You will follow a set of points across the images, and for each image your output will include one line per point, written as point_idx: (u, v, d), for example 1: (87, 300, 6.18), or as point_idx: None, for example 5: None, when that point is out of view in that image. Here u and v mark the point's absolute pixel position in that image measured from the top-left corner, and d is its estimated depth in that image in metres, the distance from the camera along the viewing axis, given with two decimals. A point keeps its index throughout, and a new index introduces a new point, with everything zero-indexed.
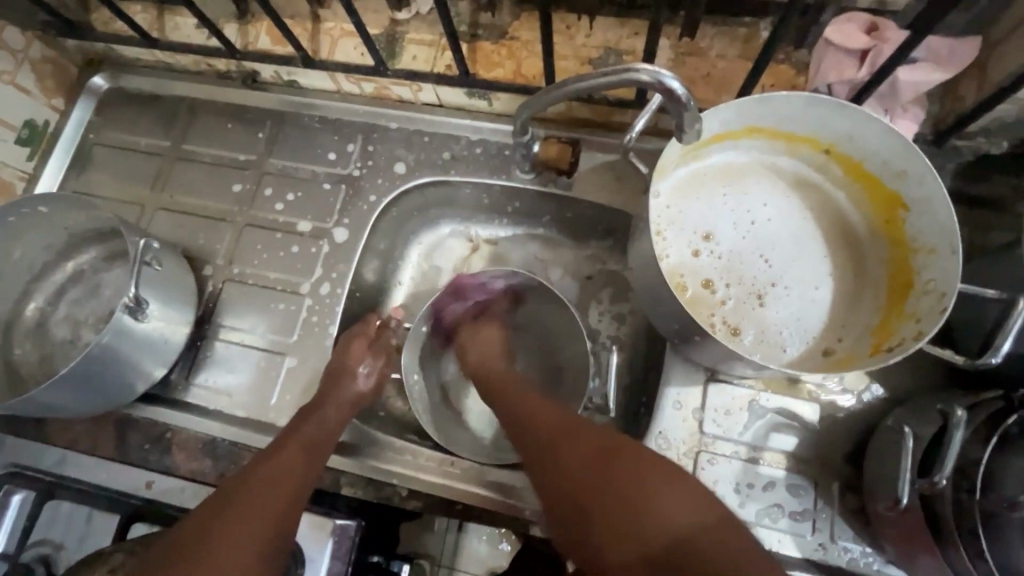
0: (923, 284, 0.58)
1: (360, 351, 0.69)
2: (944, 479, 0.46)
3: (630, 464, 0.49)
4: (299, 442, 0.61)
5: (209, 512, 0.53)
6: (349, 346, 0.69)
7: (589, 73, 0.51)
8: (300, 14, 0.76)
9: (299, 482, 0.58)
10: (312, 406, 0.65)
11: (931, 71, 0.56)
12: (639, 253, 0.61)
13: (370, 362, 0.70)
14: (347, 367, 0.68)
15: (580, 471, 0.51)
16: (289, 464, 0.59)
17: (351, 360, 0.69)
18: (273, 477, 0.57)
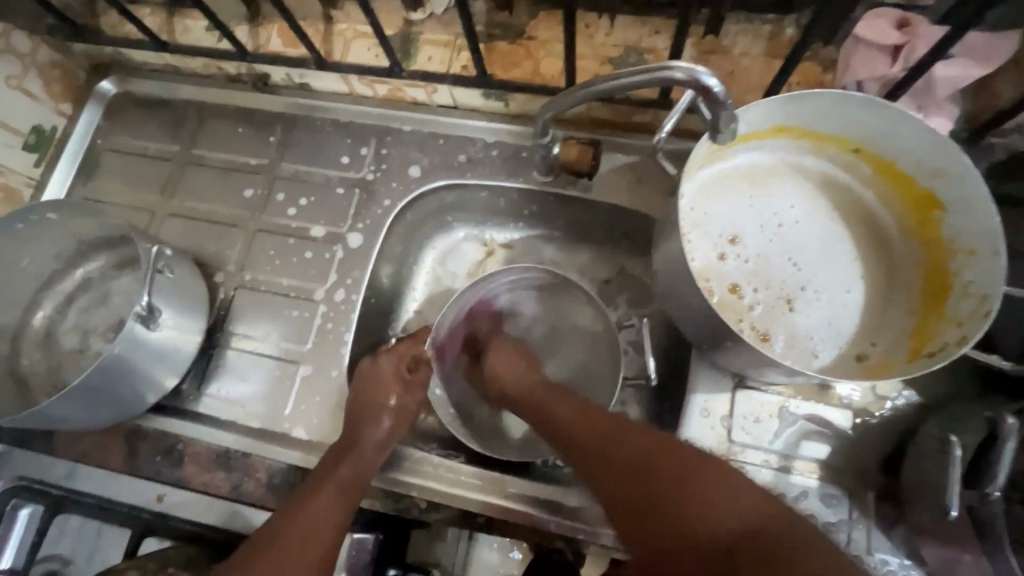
0: (962, 287, 0.56)
1: (391, 383, 0.66)
2: (998, 490, 0.45)
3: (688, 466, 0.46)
4: (335, 484, 0.59)
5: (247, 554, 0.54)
6: (380, 378, 0.66)
7: (618, 71, 0.50)
8: (313, 15, 0.74)
9: (334, 528, 0.57)
10: (348, 443, 0.62)
11: (967, 67, 0.54)
12: (667, 256, 0.59)
13: (401, 395, 0.66)
14: (379, 403, 0.64)
15: (630, 478, 0.48)
16: (324, 510, 0.57)
17: (381, 393, 0.65)
18: (308, 525, 0.56)
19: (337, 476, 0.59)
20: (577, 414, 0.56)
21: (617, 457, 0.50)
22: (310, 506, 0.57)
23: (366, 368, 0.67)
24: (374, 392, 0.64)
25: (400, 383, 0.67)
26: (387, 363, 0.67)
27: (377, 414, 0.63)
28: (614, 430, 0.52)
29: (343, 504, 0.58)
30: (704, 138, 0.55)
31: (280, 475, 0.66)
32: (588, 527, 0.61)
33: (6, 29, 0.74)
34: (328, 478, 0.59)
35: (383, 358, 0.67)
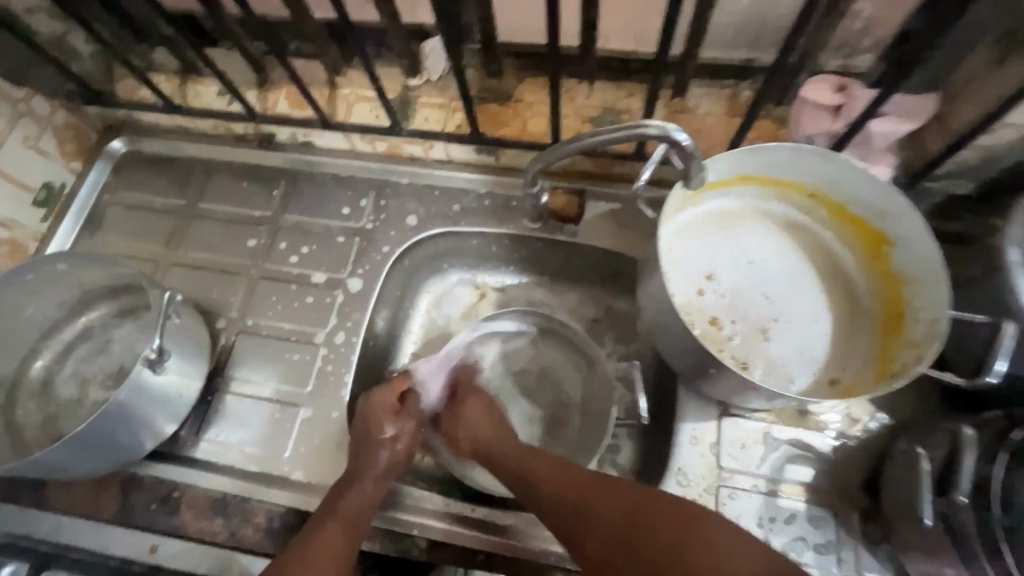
0: (915, 312, 0.61)
1: (388, 413, 0.67)
2: (964, 495, 0.48)
3: (655, 523, 0.50)
4: (341, 516, 0.60)
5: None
6: (377, 409, 0.67)
7: (599, 127, 0.56)
8: (319, 82, 0.81)
9: (342, 558, 0.57)
10: (350, 478, 0.63)
11: (899, 122, 0.62)
12: (651, 291, 0.64)
13: (397, 424, 0.67)
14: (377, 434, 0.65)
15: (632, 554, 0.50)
16: (330, 541, 0.58)
17: (381, 424, 0.66)
18: (317, 555, 0.56)
19: (341, 508, 0.61)
20: (546, 467, 0.60)
21: (594, 505, 0.54)
22: (314, 539, 0.58)
23: (364, 401, 0.68)
24: (370, 429, 0.65)
25: (395, 411, 0.68)
26: (381, 395, 0.68)
27: (373, 450, 0.65)
28: (586, 493, 0.55)
29: (348, 534, 0.59)
30: (677, 186, 0.62)
31: (280, 518, 0.66)
32: None
33: (27, 95, 0.79)
34: (331, 511, 0.60)
35: (380, 391, 0.68)
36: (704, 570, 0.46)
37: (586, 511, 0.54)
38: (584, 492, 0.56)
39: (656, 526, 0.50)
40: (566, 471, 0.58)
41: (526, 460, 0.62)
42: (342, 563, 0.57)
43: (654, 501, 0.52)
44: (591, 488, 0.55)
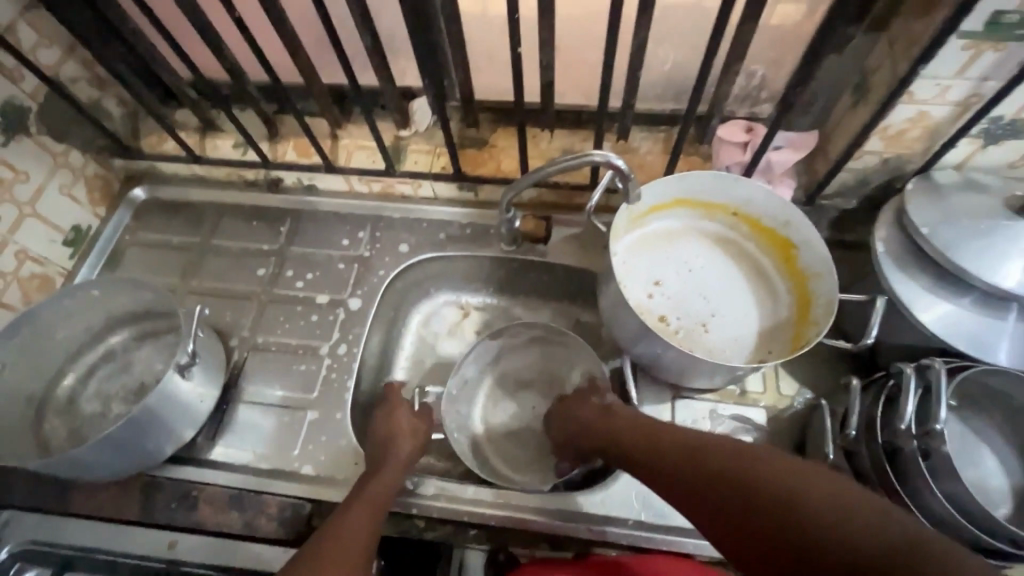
0: (818, 301, 0.76)
1: (403, 418, 0.77)
2: (854, 429, 0.61)
3: (751, 478, 0.51)
4: (366, 499, 0.66)
5: (297, 558, 0.58)
6: (393, 416, 0.77)
7: (558, 158, 0.71)
8: (323, 134, 0.96)
9: (368, 536, 0.62)
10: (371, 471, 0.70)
11: (791, 154, 0.80)
12: (608, 293, 0.77)
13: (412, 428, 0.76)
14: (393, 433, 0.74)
15: (734, 503, 0.51)
16: (356, 520, 0.63)
17: (397, 424, 0.76)
18: (345, 531, 0.61)
19: (366, 492, 0.67)
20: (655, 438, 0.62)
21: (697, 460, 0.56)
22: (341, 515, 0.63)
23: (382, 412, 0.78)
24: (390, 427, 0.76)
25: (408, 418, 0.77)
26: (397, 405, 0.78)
27: (391, 441, 0.74)
28: (689, 451, 0.58)
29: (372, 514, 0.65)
30: (623, 205, 0.76)
31: (290, 508, 0.74)
32: (569, 525, 0.71)
33: (66, 149, 0.91)
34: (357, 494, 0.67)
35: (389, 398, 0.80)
36: (835, 543, 0.44)
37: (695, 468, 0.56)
38: (684, 454, 0.58)
39: (754, 477, 0.51)
40: (662, 439, 0.61)
41: (625, 432, 0.65)
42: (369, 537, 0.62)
43: (766, 463, 0.52)
44: (703, 450, 0.57)
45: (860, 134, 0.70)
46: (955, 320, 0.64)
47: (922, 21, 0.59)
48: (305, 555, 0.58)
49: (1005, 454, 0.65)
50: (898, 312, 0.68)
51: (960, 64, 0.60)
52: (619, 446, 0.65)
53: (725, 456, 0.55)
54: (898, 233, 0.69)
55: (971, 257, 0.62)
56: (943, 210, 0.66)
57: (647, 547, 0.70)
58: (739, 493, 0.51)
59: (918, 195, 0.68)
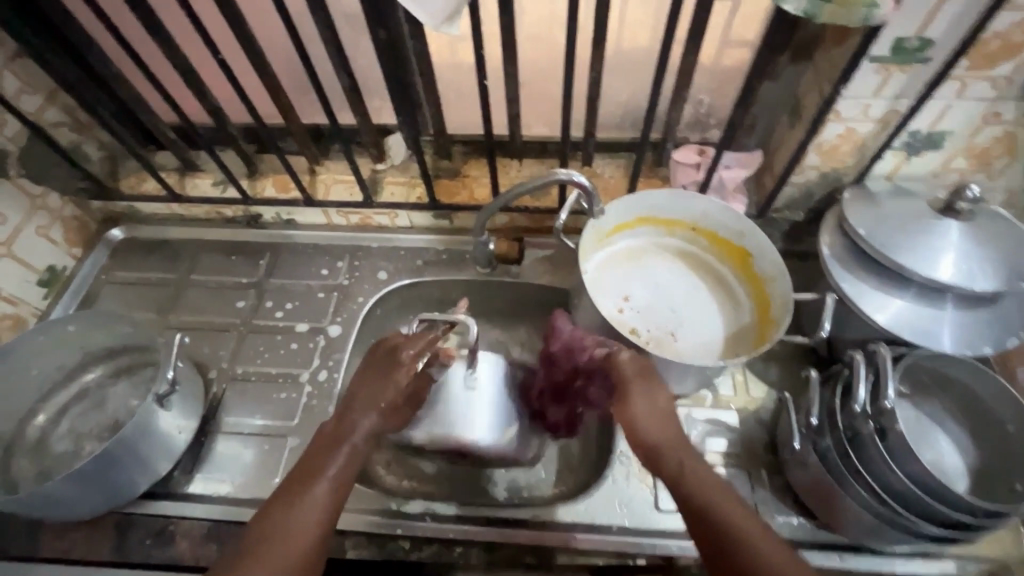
0: (776, 304, 0.81)
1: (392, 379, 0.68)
2: (816, 418, 0.64)
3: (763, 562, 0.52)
4: (329, 481, 0.62)
5: (252, 539, 0.57)
6: (382, 375, 0.69)
7: (526, 180, 0.76)
8: (301, 170, 1.00)
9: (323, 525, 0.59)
10: (338, 438, 0.65)
11: (741, 172, 0.86)
12: (580, 307, 0.80)
13: (397, 391, 0.68)
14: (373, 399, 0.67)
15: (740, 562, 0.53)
16: (316, 501, 0.60)
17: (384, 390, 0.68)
18: (297, 517, 0.58)
19: (330, 472, 0.62)
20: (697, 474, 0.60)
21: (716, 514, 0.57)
22: (301, 499, 0.59)
23: (367, 360, 0.71)
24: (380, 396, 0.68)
25: (393, 375, 0.68)
26: (399, 355, 0.70)
27: (361, 414, 0.66)
28: (717, 497, 0.58)
29: (334, 496, 0.61)
30: (589, 223, 0.81)
31: None
32: (554, 535, 0.72)
33: (45, 191, 0.92)
34: (319, 474, 0.62)
35: (384, 356, 0.70)
36: None
37: (713, 522, 0.56)
38: (714, 496, 0.58)
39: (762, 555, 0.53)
40: (703, 474, 0.60)
41: (679, 445, 0.63)
42: (326, 520, 0.60)
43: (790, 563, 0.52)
44: (745, 527, 0.55)
45: (799, 150, 0.77)
46: (899, 312, 0.70)
47: (838, 48, 0.67)
48: (258, 534, 0.57)
49: (956, 434, 0.70)
50: (849, 309, 0.73)
51: (875, 84, 0.68)
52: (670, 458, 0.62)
53: (758, 539, 0.54)
54: (841, 236, 0.75)
55: (910, 256, 0.68)
56: (878, 214, 0.72)
57: (633, 553, 0.71)
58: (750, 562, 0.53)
59: (855, 202, 0.74)
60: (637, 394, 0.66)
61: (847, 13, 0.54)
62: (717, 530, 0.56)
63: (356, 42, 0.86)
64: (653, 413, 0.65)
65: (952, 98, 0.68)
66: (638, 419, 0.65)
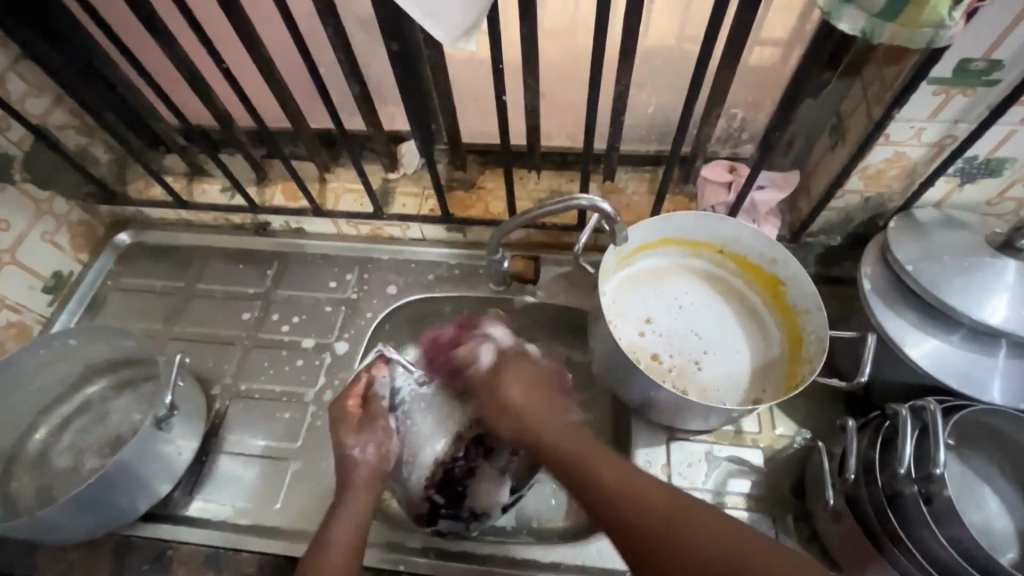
0: (809, 336, 0.76)
1: (355, 427, 0.70)
2: (852, 473, 0.59)
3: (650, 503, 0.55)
4: (338, 543, 0.62)
5: None
6: (349, 423, 0.70)
7: (545, 202, 0.72)
8: (311, 177, 0.96)
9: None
10: (335, 502, 0.66)
11: (775, 193, 0.81)
12: (596, 335, 0.76)
13: (364, 440, 0.70)
14: (346, 453, 0.69)
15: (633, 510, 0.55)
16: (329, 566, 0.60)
17: (349, 444, 0.69)
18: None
19: (336, 538, 0.62)
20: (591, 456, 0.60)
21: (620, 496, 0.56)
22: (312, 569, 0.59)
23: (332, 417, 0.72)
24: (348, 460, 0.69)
25: (359, 425, 0.70)
26: (347, 402, 0.71)
27: (354, 471, 0.68)
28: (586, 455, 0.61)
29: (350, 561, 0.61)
30: (610, 247, 0.76)
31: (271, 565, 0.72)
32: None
33: (51, 196, 0.90)
34: (326, 542, 0.61)
35: (341, 406, 0.71)
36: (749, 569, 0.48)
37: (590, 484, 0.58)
38: (582, 453, 0.61)
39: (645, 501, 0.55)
40: (572, 435, 0.64)
41: (540, 422, 0.67)
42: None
43: (662, 496, 0.55)
44: (606, 471, 0.58)
45: (841, 174, 0.71)
46: (945, 358, 0.64)
47: (891, 68, 0.61)
48: None
49: (1004, 490, 0.64)
50: (890, 350, 0.67)
51: (933, 107, 0.62)
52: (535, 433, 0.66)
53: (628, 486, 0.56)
54: (884, 269, 0.69)
55: (961, 297, 0.62)
56: (926, 249, 0.66)
57: None
58: (633, 508, 0.55)
59: (901, 233, 0.68)
60: (508, 369, 0.72)
61: (910, 34, 0.48)
62: (610, 514, 0.55)
63: (367, 48, 0.81)
64: (528, 400, 0.69)
65: (1018, 124, 0.62)
66: (554, 426, 0.66)
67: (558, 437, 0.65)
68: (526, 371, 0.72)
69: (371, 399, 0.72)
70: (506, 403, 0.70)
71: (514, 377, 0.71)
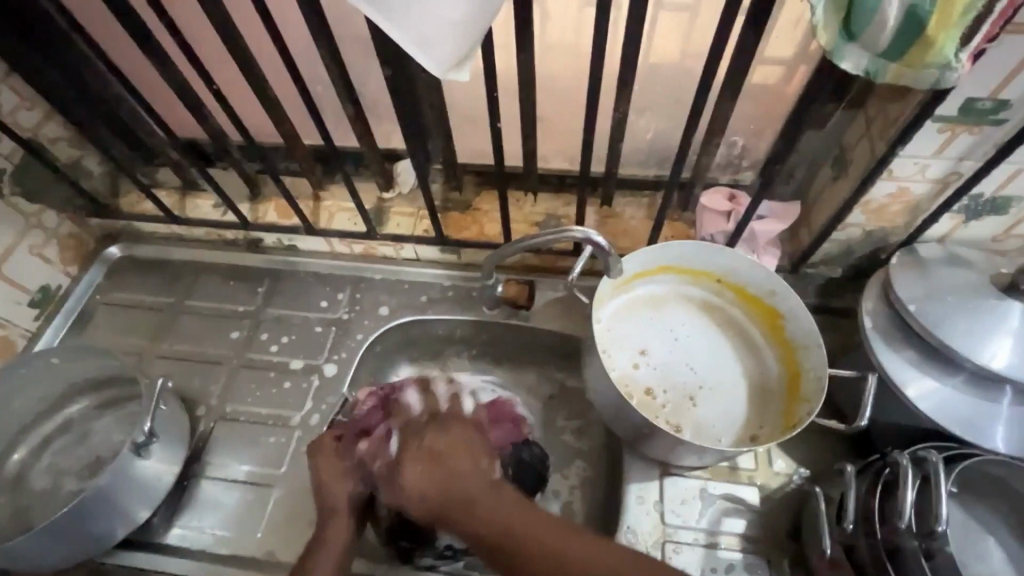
0: (808, 372, 0.74)
1: (341, 459, 0.68)
2: (851, 523, 0.57)
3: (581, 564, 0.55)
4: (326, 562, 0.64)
5: None
6: (330, 460, 0.68)
7: (539, 233, 0.71)
8: (305, 195, 0.95)
9: None
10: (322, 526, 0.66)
11: (774, 223, 0.80)
12: (589, 367, 0.74)
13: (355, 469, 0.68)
14: (333, 482, 0.68)
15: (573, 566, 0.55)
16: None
17: (339, 473, 0.68)
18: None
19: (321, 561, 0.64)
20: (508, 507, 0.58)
21: (545, 550, 0.56)
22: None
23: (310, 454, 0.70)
24: (334, 486, 0.67)
25: (336, 457, 0.69)
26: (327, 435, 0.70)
27: (339, 495, 0.67)
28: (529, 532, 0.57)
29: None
30: (605, 277, 0.75)
31: None
32: None
33: (40, 210, 0.89)
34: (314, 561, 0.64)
35: (319, 441, 0.70)
36: None
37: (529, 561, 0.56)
38: (511, 529, 0.57)
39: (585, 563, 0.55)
40: (507, 513, 0.58)
41: (465, 499, 0.58)
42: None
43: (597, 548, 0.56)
44: (542, 535, 0.57)
45: (842, 208, 0.69)
46: (946, 402, 0.62)
47: (895, 104, 0.60)
48: None
49: (1010, 543, 0.61)
50: (890, 391, 0.66)
51: (938, 144, 0.60)
52: (465, 507, 0.58)
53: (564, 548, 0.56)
54: (886, 307, 0.67)
55: (961, 339, 0.61)
56: (929, 287, 0.64)
57: None
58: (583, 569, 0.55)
59: (904, 270, 0.66)
60: (434, 438, 0.61)
61: (914, 75, 0.47)
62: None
63: (364, 66, 0.80)
64: (432, 481, 0.58)
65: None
66: (473, 491, 0.58)
67: (495, 510, 0.58)
68: (458, 435, 0.62)
69: (350, 428, 0.71)
70: (435, 490, 0.58)
71: (436, 456, 0.60)
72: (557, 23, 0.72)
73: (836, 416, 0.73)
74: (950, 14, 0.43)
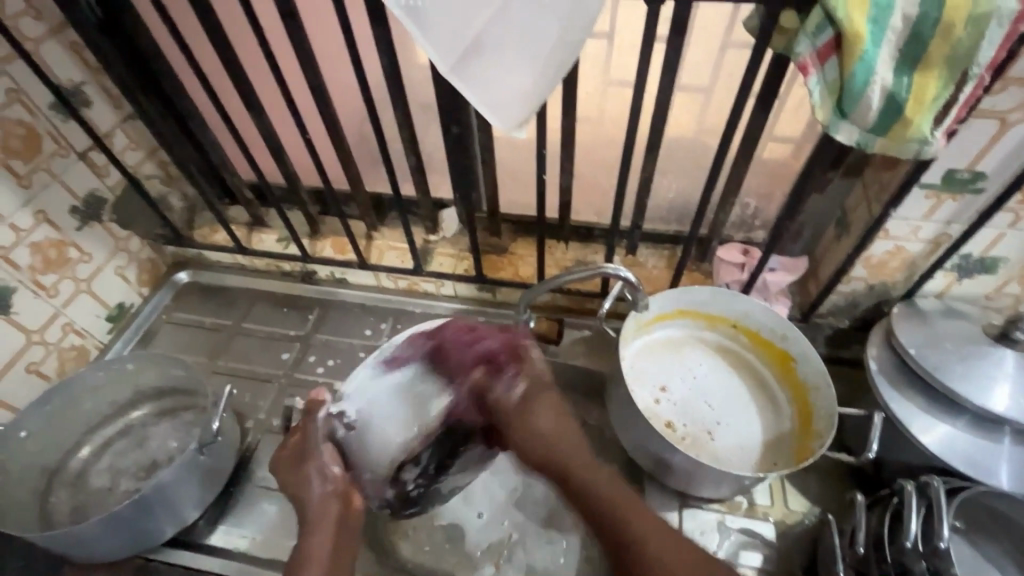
0: (820, 412, 0.79)
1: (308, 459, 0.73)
2: (861, 546, 0.61)
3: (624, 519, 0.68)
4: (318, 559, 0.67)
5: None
6: (295, 461, 0.74)
7: (571, 269, 0.77)
8: (359, 233, 1.05)
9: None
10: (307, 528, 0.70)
11: (784, 276, 0.88)
12: (615, 397, 0.80)
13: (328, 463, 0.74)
14: (301, 480, 0.73)
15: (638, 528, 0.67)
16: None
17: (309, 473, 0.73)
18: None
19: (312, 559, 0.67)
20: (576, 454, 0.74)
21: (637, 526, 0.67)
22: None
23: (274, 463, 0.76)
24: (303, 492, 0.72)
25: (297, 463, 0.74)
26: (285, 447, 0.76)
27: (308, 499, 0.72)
28: (608, 498, 0.70)
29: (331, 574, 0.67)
30: (632, 314, 0.82)
31: None
32: None
33: (128, 235, 1.00)
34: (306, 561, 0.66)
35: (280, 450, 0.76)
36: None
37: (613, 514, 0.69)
38: (579, 461, 0.73)
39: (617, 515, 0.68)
40: (561, 433, 0.75)
41: (564, 451, 0.74)
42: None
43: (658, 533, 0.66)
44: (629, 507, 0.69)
45: (845, 262, 0.78)
46: (952, 442, 0.67)
47: (887, 173, 0.70)
48: None
49: None
50: (897, 430, 0.71)
51: (926, 208, 0.69)
52: (559, 453, 0.74)
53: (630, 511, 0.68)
54: (889, 352, 0.74)
55: (960, 381, 0.66)
56: (928, 335, 0.71)
57: None
58: (620, 522, 0.68)
59: (905, 319, 0.73)
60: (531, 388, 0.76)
61: (899, 147, 0.56)
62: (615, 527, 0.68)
63: (426, 127, 0.93)
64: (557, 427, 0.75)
65: (1005, 228, 0.69)
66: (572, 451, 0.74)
67: (555, 440, 0.75)
68: (551, 411, 0.76)
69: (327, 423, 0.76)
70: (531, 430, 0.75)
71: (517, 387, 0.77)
72: (595, 96, 0.85)
73: (849, 455, 0.77)
74: (923, 98, 0.53)
